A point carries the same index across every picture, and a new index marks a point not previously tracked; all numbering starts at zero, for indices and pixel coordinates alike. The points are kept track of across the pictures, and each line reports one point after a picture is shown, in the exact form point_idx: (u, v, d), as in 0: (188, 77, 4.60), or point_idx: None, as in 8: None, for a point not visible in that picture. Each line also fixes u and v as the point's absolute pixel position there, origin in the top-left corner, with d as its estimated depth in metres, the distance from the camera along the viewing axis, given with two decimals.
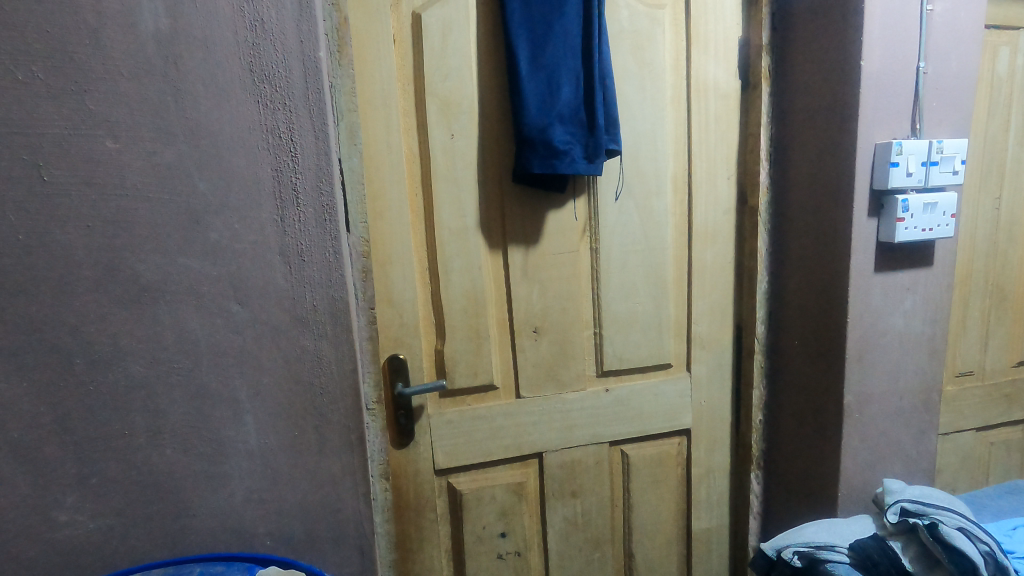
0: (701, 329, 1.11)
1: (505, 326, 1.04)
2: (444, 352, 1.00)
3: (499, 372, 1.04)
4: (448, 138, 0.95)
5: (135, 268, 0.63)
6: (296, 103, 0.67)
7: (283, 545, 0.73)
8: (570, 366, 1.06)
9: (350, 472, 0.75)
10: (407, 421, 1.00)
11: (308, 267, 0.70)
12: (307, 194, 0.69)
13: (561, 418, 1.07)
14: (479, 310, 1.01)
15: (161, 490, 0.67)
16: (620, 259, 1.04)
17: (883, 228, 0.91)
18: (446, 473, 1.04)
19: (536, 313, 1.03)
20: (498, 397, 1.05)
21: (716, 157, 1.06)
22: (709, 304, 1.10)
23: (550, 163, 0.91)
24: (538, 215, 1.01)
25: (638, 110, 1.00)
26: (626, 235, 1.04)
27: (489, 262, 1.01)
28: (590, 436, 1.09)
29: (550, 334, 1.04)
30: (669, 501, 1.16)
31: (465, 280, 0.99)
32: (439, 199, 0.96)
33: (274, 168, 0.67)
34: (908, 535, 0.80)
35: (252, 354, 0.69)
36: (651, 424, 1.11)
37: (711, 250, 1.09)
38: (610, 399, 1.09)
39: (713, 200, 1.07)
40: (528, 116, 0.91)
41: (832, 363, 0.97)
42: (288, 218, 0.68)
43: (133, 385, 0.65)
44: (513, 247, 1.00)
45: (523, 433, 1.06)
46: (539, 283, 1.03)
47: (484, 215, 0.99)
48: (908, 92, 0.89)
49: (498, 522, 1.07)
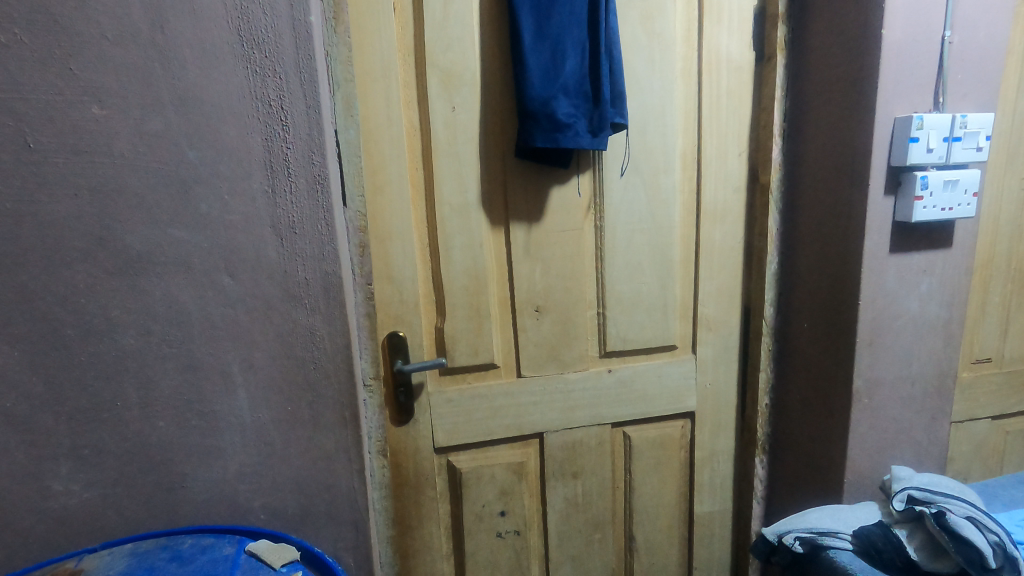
0: (708, 310, 1.08)
1: (507, 305, 1.03)
2: (444, 330, 1.01)
3: (500, 351, 1.04)
4: (449, 111, 0.93)
5: (125, 239, 0.62)
6: (287, 70, 0.65)
7: (277, 520, 0.72)
8: (572, 346, 1.05)
9: (343, 448, 0.74)
10: (406, 400, 1.01)
11: (300, 239, 0.68)
12: (298, 164, 0.66)
13: (562, 399, 1.07)
14: (480, 287, 1.00)
15: (155, 463, 0.67)
16: (625, 238, 1.02)
17: (900, 207, 0.87)
18: (446, 452, 1.06)
19: (538, 292, 1.02)
20: (499, 376, 1.05)
21: (728, 133, 1.02)
22: (716, 285, 1.07)
23: (552, 137, 0.88)
24: (541, 192, 0.99)
25: (646, 83, 0.96)
26: (630, 213, 1.01)
27: (490, 239, 1.00)
28: (591, 417, 1.08)
29: (552, 314, 1.04)
30: (672, 485, 1.14)
31: (466, 257, 0.99)
32: (440, 174, 0.95)
33: (264, 138, 0.65)
34: (915, 523, 0.77)
35: (244, 328, 0.67)
36: (654, 406, 1.10)
37: (720, 229, 1.05)
38: (613, 380, 1.08)
39: (722, 177, 1.03)
40: (530, 89, 0.88)
41: (840, 348, 0.94)
42: (279, 189, 0.66)
43: (125, 357, 0.64)
44: (514, 226, 0.99)
45: (523, 412, 1.06)
46: (541, 261, 1.01)
47: (485, 192, 0.98)
48: (932, 64, 0.84)
49: (498, 500, 1.08)
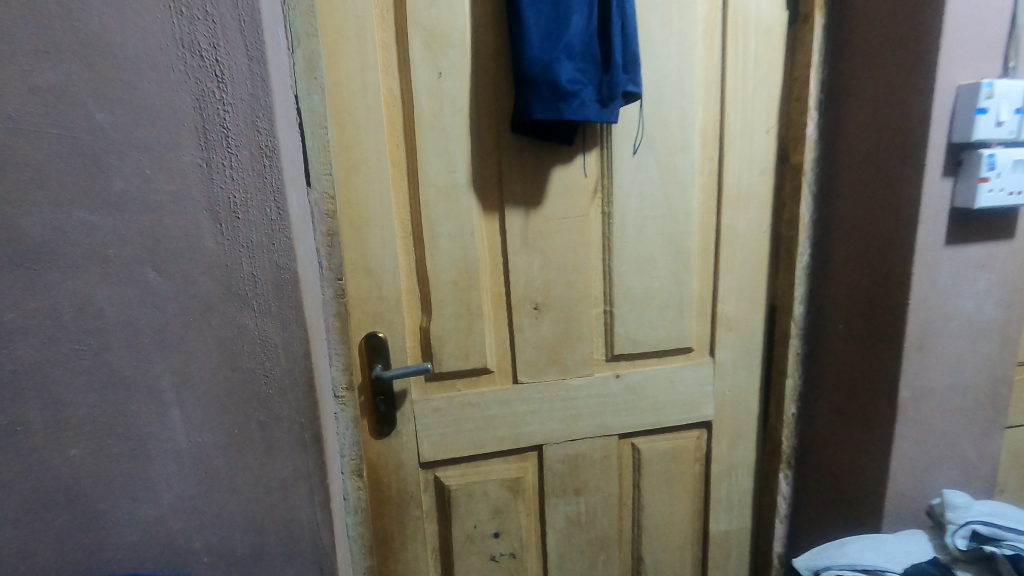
0: (728, 308, 0.96)
1: (501, 301, 0.91)
2: (429, 330, 0.89)
3: (494, 353, 0.93)
4: (435, 78, 0.81)
5: (17, 221, 0.48)
6: (221, 11, 0.51)
7: (224, 563, 0.60)
8: (574, 348, 0.93)
9: (303, 476, 0.62)
10: (387, 408, 0.90)
11: (244, 226, 0.55)
12: (240, 132, 0.53)
13: (563, 407, 0.95)
14: (471, 282, 0.88)
15: (68, 501, 0.54)
16: (636, 226, 0.90)
17: (960, 191, 0.74)
18: (432, 467, 0.94)
19: (537, 287, 0.90)
20: (492, 381, 0.93)
21: (755, 106, 0.89)
22: (738, 280, 0.95)
23: (554, 107, 0.75)
24: (540, 173, 0.86)
25: (662, 47, 0.83)
26: (642, 198, 0.89)
27: (483, 227, 0.88)
28: (595, 427, 0.97)
29: (552, 311, 0.91)
30: (685, 502, 1.03)
31: (455, 247, 0.87)
32: (424, 150, 0.83)
33: (195, 97, 0.52)
34: (982, 563, 0.67)
35: (176, 334, 0.55)
36: (667, 415, 0.98)
37: (743, 217, 0.93)
38: (621, 386, 0.96)
39: (747, 157, 0.90)
40: (528, 50, 0.75)
41: (883, 352, 0.82)
42: (216, 162, 0.53)
43: (25, 371, 0.50)
44: (510, 211, 0.87)
45: (520, 422, 0.94)
46: (541, 252, 0.89)
47: (476, 172, 0.85)
48: (1003, 20, 0.71)
49: (491, 521, 0.97)
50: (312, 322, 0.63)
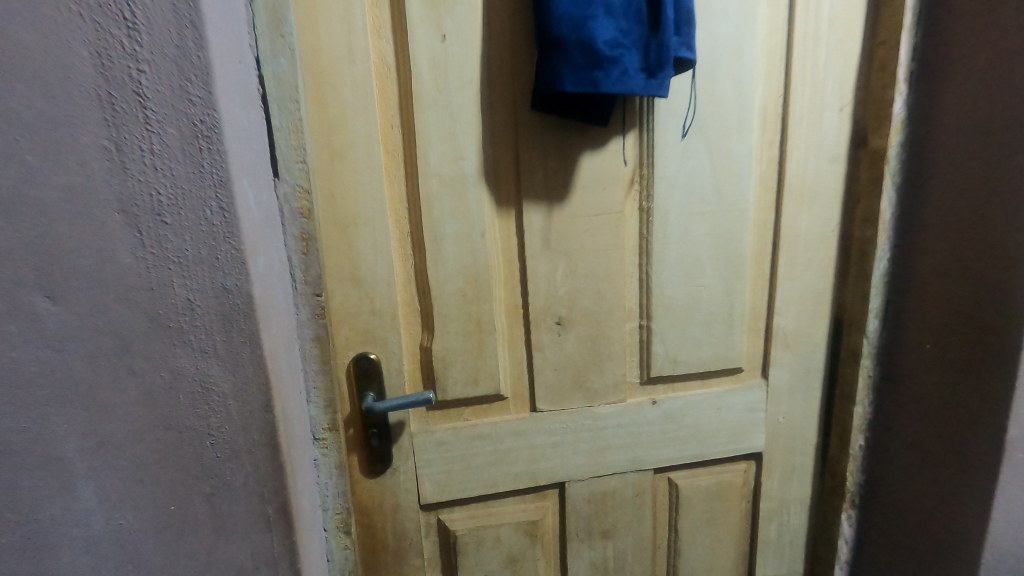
0: (785, 322, 0.81)
1: (517, 315, 0.76)
2: (431, 350, 0.74)
3: (508, 376, 0.78)
4: (437, 42, 0.66)
5: None
6: None
7: None
8: (604, 370, 0.79)
9: (266, 560, 0.47)
10: (381, 443, 0.76)
11: (173, 234, 0.39)
12: (162, 101, 0.37)
13: (590, 439, 0.81)
14: (481, 292, 0.73)
15: None
16: (681, 225, 0.75)
17: None
18: (435, 509, 0.80)
19: (561, 298, 0.75)
20: (506, 409, 0.79)
21: (827, 79, 0.73)
22: (799, 289, 0.80)
23: (589, 76, 0.59)
24: (566, 162, 0.71)
25: (717, 5, 0.68)
26: (687, 190, 0.73)
27: (496, 227, 0.73)
28: (626, 462, 0.82)
29: (578, 327, 0.77)
30: (728, 544, 0.89)
31: (462, 251, 0.72)
32: (424, 133, 0.68)
33: (95, 51, 0.35)
34: None
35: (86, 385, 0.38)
36: (710, 446, 0.84)
37: (808, 214, 0.77)
38: (658, 414, 0.81)
39: (816, 141, 0.75)
40: (555, 6, 0.59)
41: (982, 383, 0.66)
42: (129, 145, 0.37)
43: None
44: (529, 207, 0.72)
45: (539, 457, 0.80)
46: (565, 256, 0.74)
47: (489, 160, 0.70)
48: None
49: (505, 570, 0.83)
50: (277, 359, 0.48)
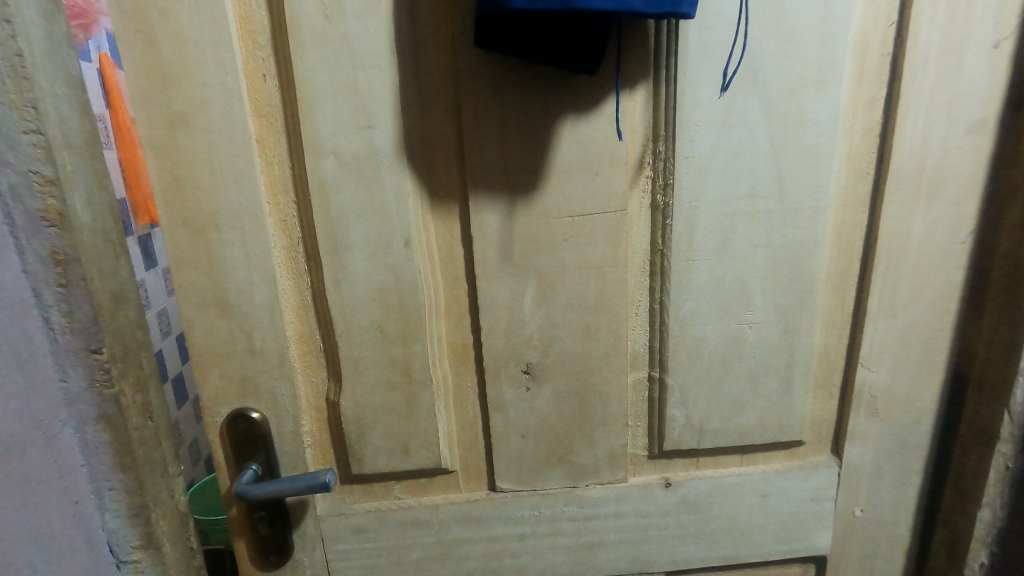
0: (876, 379, 0.53)
1: (467, 360, 0.52)
2: (340, 407, 0.52)
3: (456, 443, 0.55)
4: None
5: None
6: None
7: None
8: (595, 438, 0.54)
9: None
10: (273, 530, 0.54)
11: None
12: None
13: (574, 531, 0.57)
14: (410, 327, 0.50)
15: None
16: (716, 232, 0.48)
17: None
18: None
19: (530, 338, 0.51)
20: (454, 486, 0.56)
21: None
22: (902, 331, 0.52)
23: None
24: (535, 132, 0.45)
25: None
26: (728, 178, 0.47)
27: (431, 232, 0.48)
28: (627, 563, 0.58)
29: (556, 379, 0.52)
30: None
31: (378, 267, 0.48)
32: (310, 85, 0.43)
33: None
34: None
35: None
36: (749, 546, 0.58)
37: (924, 216, 0.49)
38: (674, 501, 0.56)
39: (948, 99, 0.46)
40: None
41: None
42: None
43: None
44: (479, 202, 0.47)
45: (500, 552, 0.57)
46: (536, 276, 0.49)
47: (415, 130, 0.45)
48: None
49: None
50: None
